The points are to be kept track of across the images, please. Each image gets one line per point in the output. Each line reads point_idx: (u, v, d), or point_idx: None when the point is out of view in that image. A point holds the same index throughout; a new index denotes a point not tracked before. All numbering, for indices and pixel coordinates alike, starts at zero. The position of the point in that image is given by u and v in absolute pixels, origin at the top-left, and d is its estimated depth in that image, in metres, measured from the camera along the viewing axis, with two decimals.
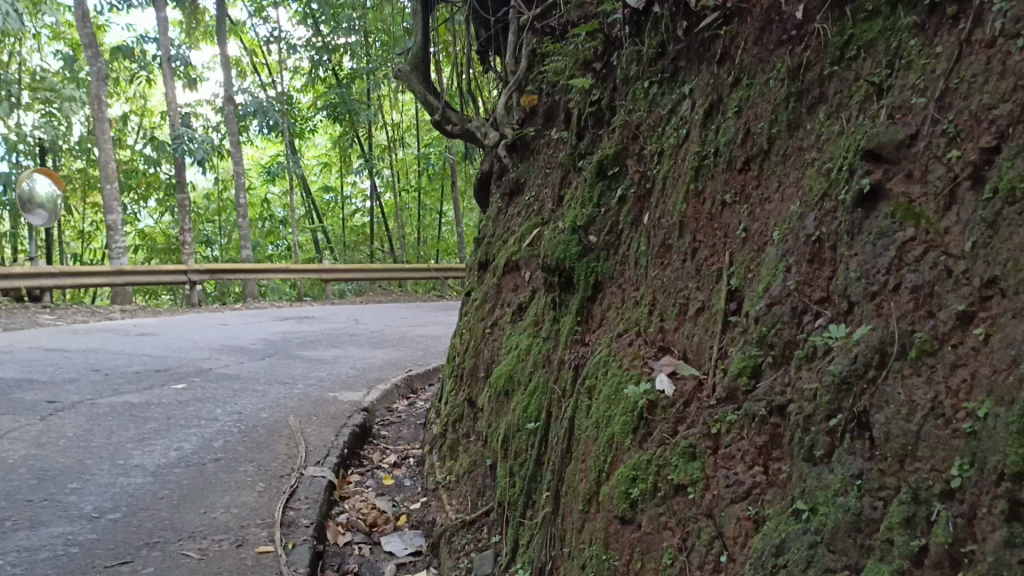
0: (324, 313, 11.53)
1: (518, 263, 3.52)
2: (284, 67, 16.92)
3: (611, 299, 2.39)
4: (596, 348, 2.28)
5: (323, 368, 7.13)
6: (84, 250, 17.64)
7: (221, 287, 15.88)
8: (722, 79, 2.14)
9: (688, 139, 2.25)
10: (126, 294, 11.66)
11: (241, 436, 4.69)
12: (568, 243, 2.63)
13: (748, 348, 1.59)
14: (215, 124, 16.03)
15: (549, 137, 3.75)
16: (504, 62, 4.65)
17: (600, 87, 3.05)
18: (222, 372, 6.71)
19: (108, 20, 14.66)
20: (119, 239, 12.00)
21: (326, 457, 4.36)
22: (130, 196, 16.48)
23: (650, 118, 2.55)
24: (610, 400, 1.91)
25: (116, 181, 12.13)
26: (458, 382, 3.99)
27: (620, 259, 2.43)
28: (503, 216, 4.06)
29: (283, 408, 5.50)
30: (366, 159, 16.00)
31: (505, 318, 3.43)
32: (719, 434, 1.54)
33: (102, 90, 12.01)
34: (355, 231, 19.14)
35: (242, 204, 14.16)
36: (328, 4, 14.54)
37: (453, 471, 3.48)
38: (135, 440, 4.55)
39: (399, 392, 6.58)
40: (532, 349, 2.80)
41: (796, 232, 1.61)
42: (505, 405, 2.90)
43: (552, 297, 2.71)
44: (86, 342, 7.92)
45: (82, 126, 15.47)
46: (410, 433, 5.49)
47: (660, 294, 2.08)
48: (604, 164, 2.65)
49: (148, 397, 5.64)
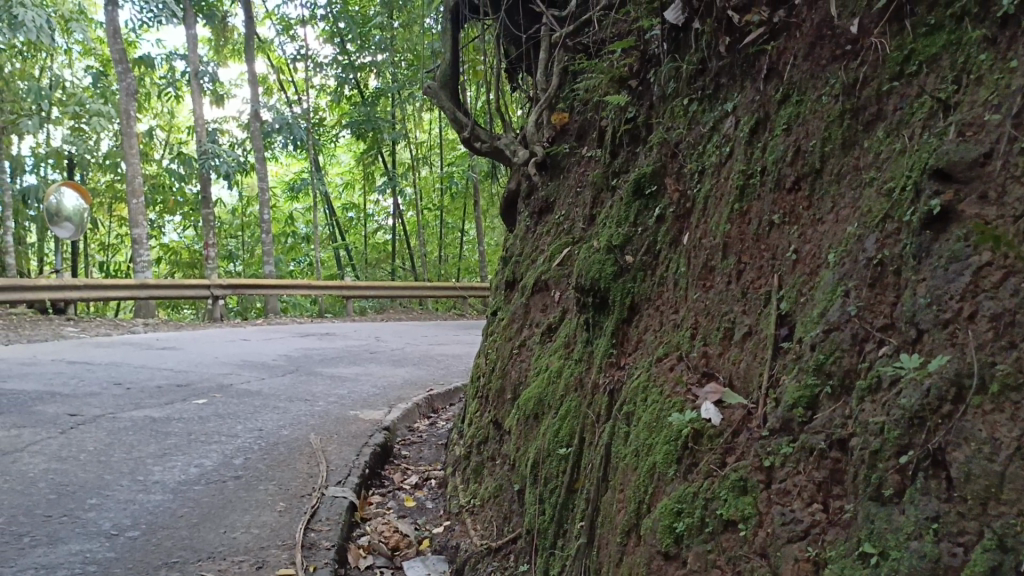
0: (345, 330, 11.50)
1: (547, 283, 3.45)
2: (310, 85, 17.05)
3: (648, 322, 2.31)
4: (632, 372, 2.20)
5: (344, 386, 7.07)
6: (109, 263, 17.79)
7: (244, 303, 15.92)
8: (768, 96, 2.07)
9: (731, 157, 2.18)
10: (149, 307, 11.71)
11: (262, 454, 4.64)
12: (603, 263, 2.55)
13: (802, 377, 1.50)
14: (240, 140, 16.16)
15: (581, 155, 3.69)
16: (534, 81, 4.61)
17: (636, 104, 2.99)
18: (242, 387, 6.68)
19: (138, 36, 14.86)
20: (144, 253, 12.07)
21: (347, 477, 4.29)
22: (155, 211, 16.62)
23: (689, 136, 2.48)
24: (650, 429, 1.82)
25: (143, 195, 12.24)
26: (483, 403, 3.91)
27: (658, 280, 2.35)
28: (531, 235, 3.99)
29: (304, 426, 5.44)
30: (389, 178, 16.04)
31: (534, 338, 3.35)
32: (772, 467, 1.45)
33: (130, 106, 12.14)
34: (377, 248, 19.17)
35: (266, 220, 14.22)
36: (355, 23, 14.65)
37: (478, 494, 3.40)
38: (156, 456, 4.50)
39: (420, 411, 6.51)
40: (563, 372, 2.71)
41: (855, 255, 1.53)
42: (534, 429, 2.82)
43: (585, 318, 2.63)
44: (108, 355, 7.93)
45: (111, 141, 15.65)
46: (431, 454, 5.41)
47: (701, 318, 1.99)
48: (641, 183, 2.58)
49: (169, 412, 5.61)
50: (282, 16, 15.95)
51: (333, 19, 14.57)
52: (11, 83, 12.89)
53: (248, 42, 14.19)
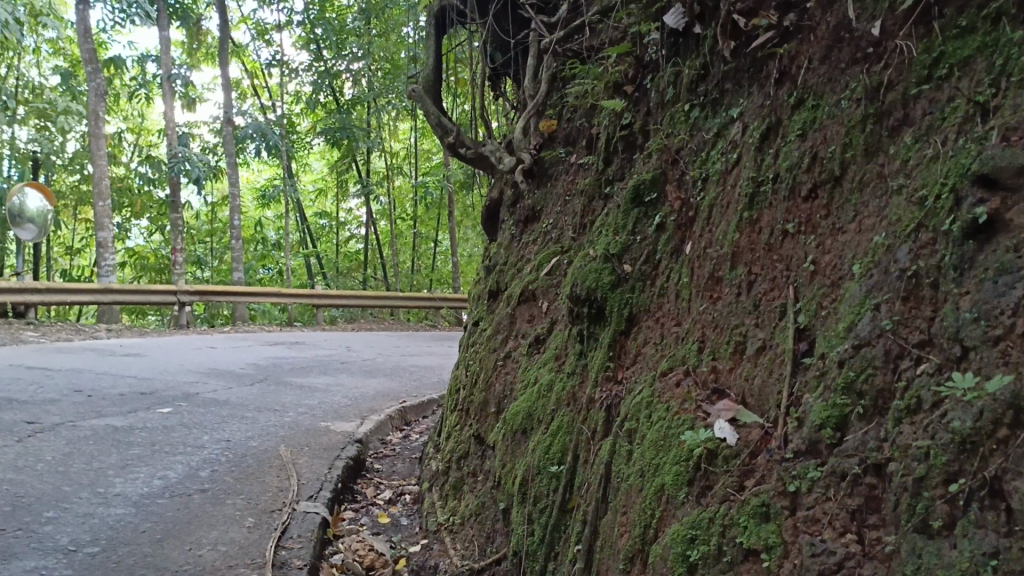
0: (316, 339, 11.27)
1: (534, 293, 3.33)
2: (285, 91, 16.83)
3: (647, 334, 2.22)
4: (632, 387, 2.10)
5: (315, 396, 6.89)
6: (72, 266, 17.35)
7: (211, 310, 15.60)
8: (780, 100, 1.98)
9: (739, 163, 2.09)
10: (112, 313, 11.38)
11: (230, 466, 4.45)
12: (599, 272, 2.45)
13: (829, 397, 1.40)
14: (212, 145, 15.88)
15: (569, 163, 3.60)
16: (521, 87, 4.51)
17: (632, 110, 2.90)
18: (209, 396, 6.46)
19: (109, 36, 14.57)
20: (109, 257, 11.75)
21: (319, 491, 4.13)
22: (122, 215, 16.27)
23: (692, 142, 2.39)
24: (657, 448, 1.71)
25: (110, 198, 11.94)
26: (462, 416, 3.78)
27: (658, 291, 2.25)
28: (516, 243, 3.88)
29: (274, 437, 5.25)
30: (363, 186, 15.85)
31: (520, 350, 3.24)
32: (797, 492, 1.34)
33: (100, 107, 11.86)
34: (349, 258, 18.93)
35: (236, 225, 13.95)
36: (332, 30, 14.46)
37: (458, 511, 3.26)
38: (117, 467, 4.30)
39: (393, 423, 6.34)
40: (554, 386, 2.60)
41: (885, 266, 1.43)
42: (521, 444, 2.69)
43: (578, 330, 2.52)
44: (69, 361, 7.65)
45: (77, 142, 15.29)
46: (405, 468, 5.26)
47: (708, 331, 1.89)
48: (640, 190, 2.49)
49: (132, 421, 5.39)
50: (258, 21, 15.74)
51: (310, 25, 14.37)
52: None
53: (222, 45, 13.96)
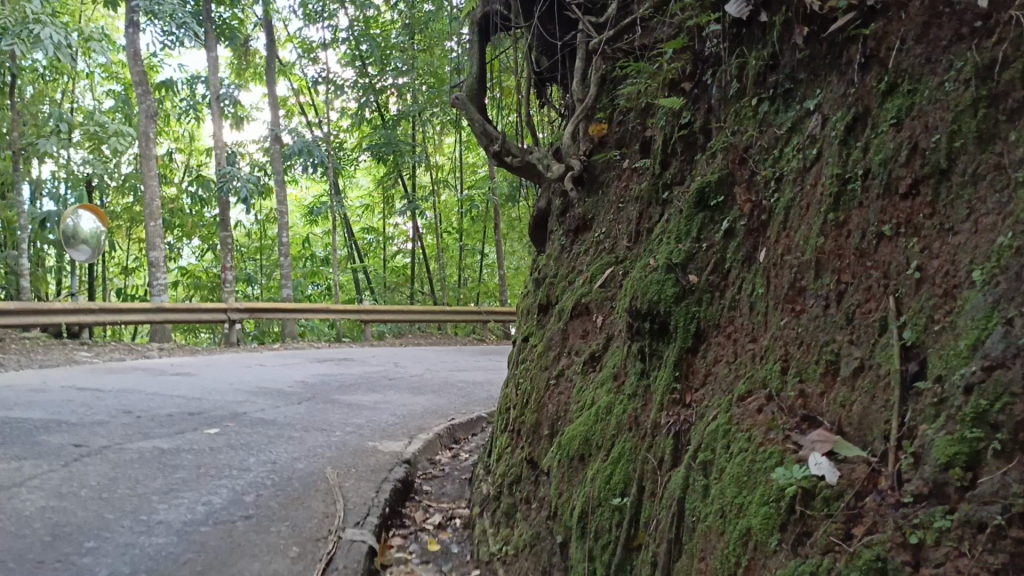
0: (364, 355, 11.19)
1: (588, 307, 3.14)
2: (331, 108, 16.92)
3: (717, 352, 2.01)
4: (704, 412, 1.89)
5: (362, 414, 6.77)
6: (126, 286, 17.64)
7: (261, 327, 15.71)
8: (867, 87, 1.76)
9: (819, 159, 1.87)
10: (164, 332, 11.47)
11: (275, 490, 4.32)
12: (662, 284, 2.24)
13: (954, 429, 1.18)
14: (261, 163, 16.02)
15: (622, 168, 3.42)
16: (569, 91, 4.33)
17: (691, 108, 2.70)
18: (257, 416, 6.37)
19: (160, 59, 14.82)
20: (160, 276, 11.86)
21: (366, 516, 3.97)
22: (173, 234, 16.49)
23: (762, 139, 2.17)
24: (740, 484, 1.50)
25: (161, 218, 12.06)
26: (514, 438, 3.59)
27: (728, 304, 2.04)
28: (566, 254, 3.69)
29: (320, 458, 5.12)
30: (410, 201, 15.83)
31: (574, 368, 3.04)
32: (920, 544, 1.12)
33: (150, 128, 12.00)
34: (396, 272, 18.93)
35: (285, 242, 13.99)
36: (377, 45, 14.46)
37: (511, 540, 3.06)
38: (162, 492, 4.20)
39: (441, 442, 6.18)
40: (614, 408, 2.39)
41: (1015, 273, 1.21)
42: (579, 471, 2.49)
43: (638, 347, 2.32)
44: (120, 382, 7.66)
45: (130, 164, 15.57)
46: (455, 489, 5.08)
47: (792, 348, 1.68)
48: (704, 193, 2.27)
49: (178, 443, 5.32)
50: (304, 39, 15.88)
51: (354, 42, 14.42)
52: (32, 107, 12.81)
53: (269, 65, 14.06)
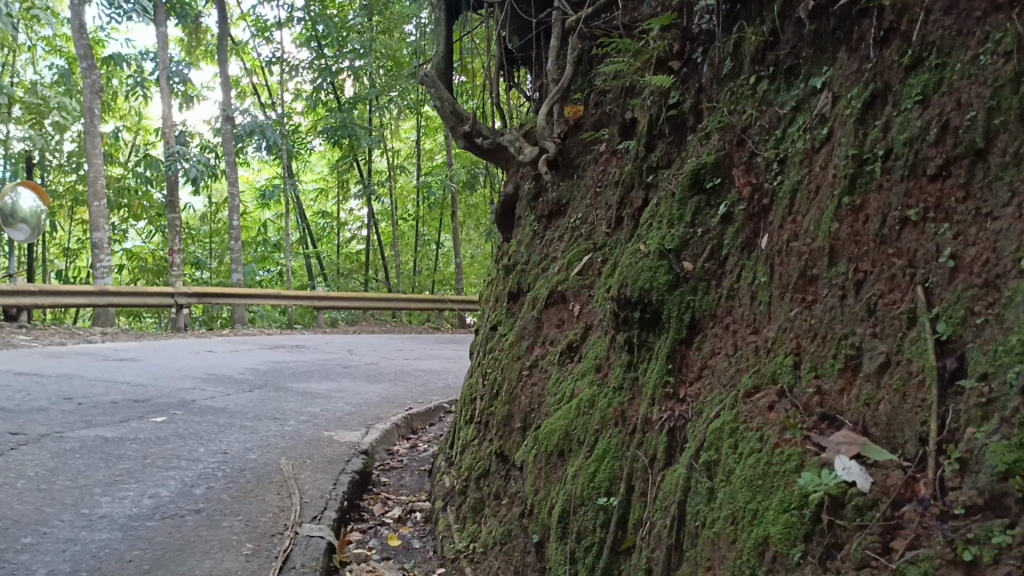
0: (317, 342, 10.91)
1: (564, 294, 3.00)
2: (286, 90, 16.48)
3: (714, 344, 1.89)
4: (703, 408, 1.77)
5: (317, 403, 6.56)
6: (68, 268, 16.98)
7: (210, 312, 15.25)
8: (887, 60, 1.64)
9: (829, 139, 1.75)
10: (108, 315, 11.03)
11: (227, 482, 4.11)
12: (653, 271, 2.10)
13: (1011, 434, 1.08)
14: (212, 144, 15.56)
15: (600, 151, 3.29)
16: (543, 71, 4.17)
17: (681, 88, 2.57)
18: (206, 404, 6.12)
19: (106, 34, 14.26)
20: (105, 258, 11.41)
21: (324, 510, 3.78)
22: (119, 215, 15.92)
23: (762, 119, 2.04)
24: (753, 490, 1.37)
25: (105, 198, 11.59)
26: (481, 430, 3.44)
27: (726, 293, 1.92)
28: (539, 239, 3.54)
29: (274, 449, 4.90)
30: (365, 186, 15.51)
31: (550, 358, 2.90)
32: (976, 561, 1.03)
33: (94, 104, 11.49)
34: (350, 258, 18.58)
35: (236, 226, 13.57)
36: (334, 26, 14.08)
37: (479, 538, 2.90)
38: (105, 484, 3.96)
39: (399, 432, 6.01)
40: (598, 402, 2.25)
41: None
42: (557, 467, 2.34)
43: (625, 338, 2.18)
44: (61, 367, 7.30)
45: (74, 142, 14.97)
46: (414, 481, 4.92)
47: (804, 340, 1.55)
48: (700, 175, 2.14)
49: (123, 432, 5.05)
50: (258, 18, 15.44)
51: (311, 23, 14.02)
52: None
53: (221, 43, 13.60)
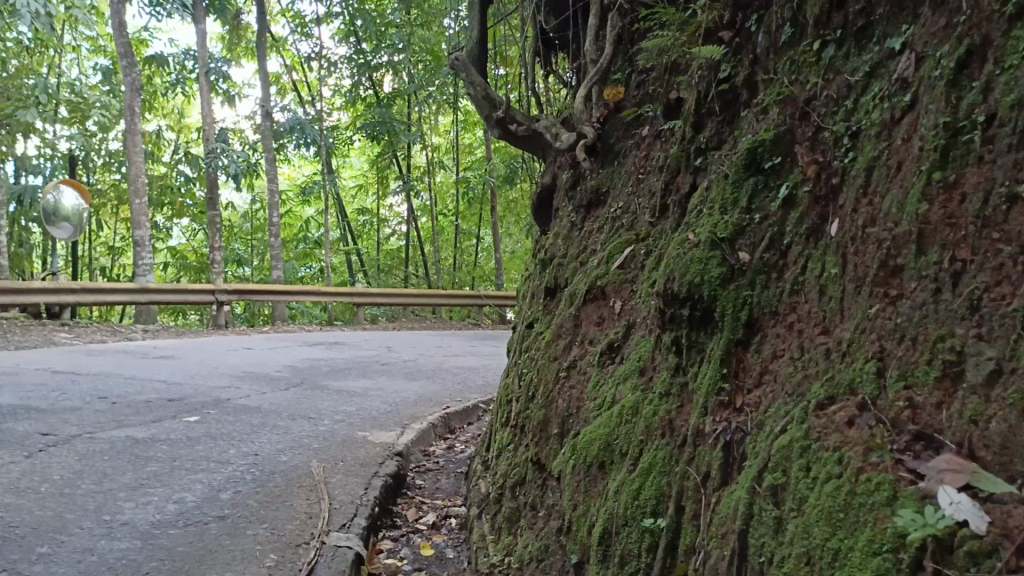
0: (356, 339, 10.80)
1: (604, 289, 2.78)
2: (324, 86, 16.42)
3: (775, 345, 1.65)
4: (764, 422, 1.53)
5: (353, 401, 6.41)
6: (112, 266, 17.16)
7: (251, 309, 15.28)
8: (986, 10, 1.39)
9: (913, 107, 1.50)
10: (149, 313, 11.04)
11: (254, 487, 3.96)
12: (705, 263, 1.86)
13: None
14: (252, 142, 15.59)
15: (642, 135, 3.07)
16: (581, 52, 3.94)
17: (732, 60, 2.32)
18: (240, 403, 6.01)
19: (149, 33, 14.33)
20: (146, 256, 11.41)
21: (353, 517, 3.62)
22: (162, 214, 16.02)
23: (829, 87, 1.80)
24: (833, 525, 1.14)
25: (147, 195, 11.64)
26: (517, 435, 3.22)
27: (788, 288, 1.69)
28: (577, 231, 3.31)
29: (306, 451, 4.76)
30: (404, 181, 15.37)
31: (589, 359, 2.68)
32: None
33: (135, 103, 11.50)
34: (390, 254, 18.51)
35: (276, 222, 13.51)
36: (373, 20, 13.95)
37: (515, 551, 2.69)
38: (130, 488, 3.84)
39: (436, 432, 5.83)
40: (642, 410, 2.02)
41: None
42: (597, 480, 2.11)
43: (673, 338, 1.96)
44: (99, 365, 7.27)
45: (117, 141, 15.07)
46: (450, 485, 4.73)
47: (888, 342, 1.31)
48: (757, 153, 1.90)
49: (154, 433, 4.95)
50: (298, 13, 15.40)
51: (349, 18, 13.94)
52: (16, 80, 12.30)
53: (260, 40, 13.53)
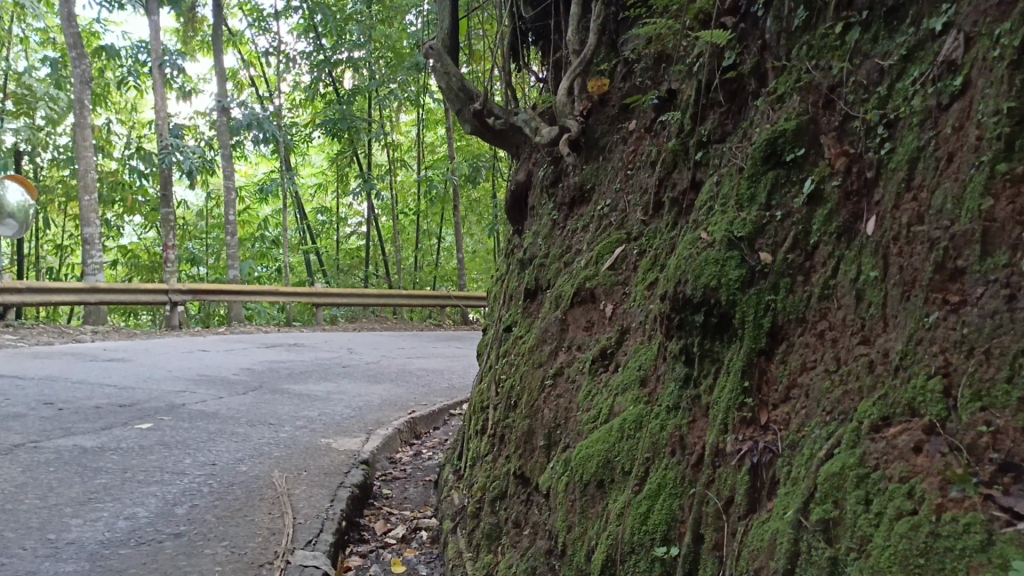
0: (316, 341, 10.49)
1: (594, 292, 2.60)
2: (283, 82, 16.01)
3: (805, 355, 1.50)
4: (802, 445, 1.37)
5: (314, 406, 6.15)
6: (60, 265, 16.54)
7: (205, 310, 14.83)
8: None
9: (966, 93, 1.34)
10: (99, 314, 10.59)
11: (212, 500, 3.71)
12: (722, 264, 1.70)
13: None
14: (208, 138, 15.14)
15: (630, 129, 2.91)
16: (561, 45, 3.77)
17: (737, 47, 2.17)
18: (195, 409, 5.72)
19: (99, 24, 13.80)
20: (95, 255, 10.95)
21: (319, 533, 3.39)
22: (112, 211, 15.49)
23: (857, 73, 1.65)
24: (912, 573, 1.00)
25: (97, 192, 11.18)
26: (496, 445, 3.02)
27: (819, 292, 1.52)
28: (559, 229, 3.14)
29: (267, 460, 4.51)
30: (365, 180, 15.06)
31: (578, 367, 2.50)
32: None
33: (85, 96, 11.04)
34: (350, 254, 18.15)
35: (232, 221, 13.10)
36: (334, 15, 13.60)
37: (495, 573, 2.49)
38: (77, 503, 3.56)
39: (401, 438, 5.61)
40: (647, 424, 1.85)
41: None
42: (594, 500, 1.93)
43: (682, 346, 1.79)
44: (44, 369, 6.88)
45: (65, 135, 14.49)
46: (419, 494, 4.52)
47: (954, 356, 1.16)
48: (777, 145, 1.74)
49: (104, 441, 4.65)
50: (256, 7, 14.98)
51: (309, 13, 13.59)
52: None
53: (217, 34, 13.09)
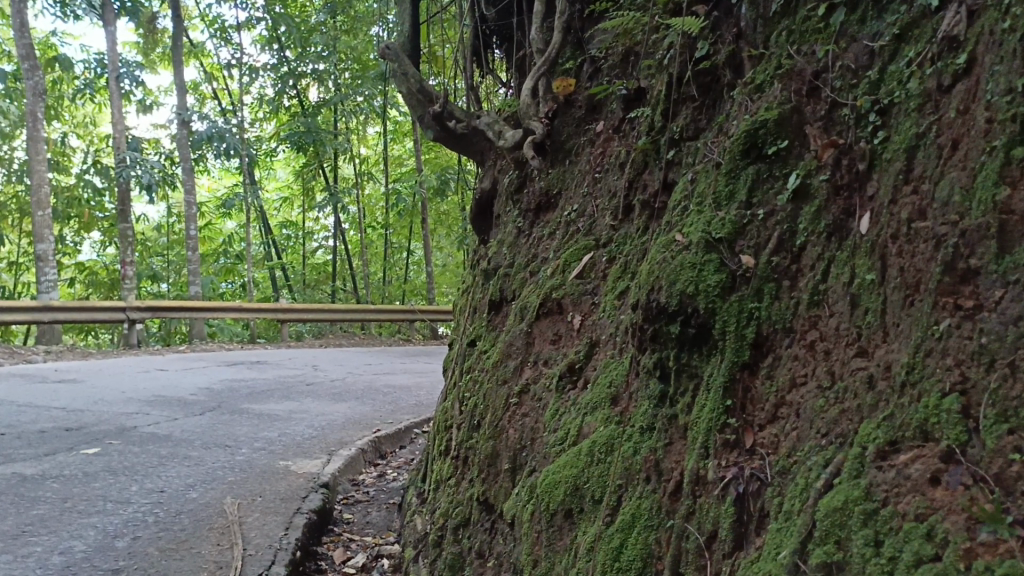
0: (280, 358, 10.20)
1: (561, 303, 2.43)
2: (246, 95, 15.71)
3: (794, 368, 1.34)
4: (796, 472, 1.21)
5: (275, 426, 5.90)
6: (15, 283, 16.03)
7: (167, 327, 14.43)
8: None
9: (973, 71, 1.19)
10: (53, 333, 10.21)
11: (157, 531, 3.46)
12: (699, 269, 1.53)
13: None
14: (169, 152, 14.77)
15: (598, 131, 2.76)
16: (525, 46, 3.61)
17: (709, 37, 2.01)
18: (148, 431, 5.44)
19: (53, 35, 13.43)
20: (49, 272, 10.57)
21: (271, 565, 3.16)
22: (69, 227, 15.04)
23: (844, 57, 1.50)
24: None
25: (51, 207, 10.80)
26: (459, 468, 2.82)
27: (808, 298, 1.37)
28: (524, 236, 2.96)
29: (220, 485, 4.26)
30: (331, 194, 14.80)
31: (543, 384, 2.32)
32: None
33: (38, 108, 10.69)
34: (317, 269, 17.83)
35: (193, 236, 12.76)
36: (297, 26, 13.37)
37: None
38: (8, 537, 3.30)
39: (365, 458, 5.38)
40: (618, 447, 1.68)
41: None
42: (563, 531, 1.74)
43: (656, 360, 1.62)
44: None
45: (19, 149, 14.06)
46: (381, 518, 4.30)
47: (971, 370, 1.00)
48: (757, 137, 1.59)
49: (45, 468, 4.38)
50: (217, 18, 14.69)
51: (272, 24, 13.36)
52: None
53: (177, 45, 12.79)
